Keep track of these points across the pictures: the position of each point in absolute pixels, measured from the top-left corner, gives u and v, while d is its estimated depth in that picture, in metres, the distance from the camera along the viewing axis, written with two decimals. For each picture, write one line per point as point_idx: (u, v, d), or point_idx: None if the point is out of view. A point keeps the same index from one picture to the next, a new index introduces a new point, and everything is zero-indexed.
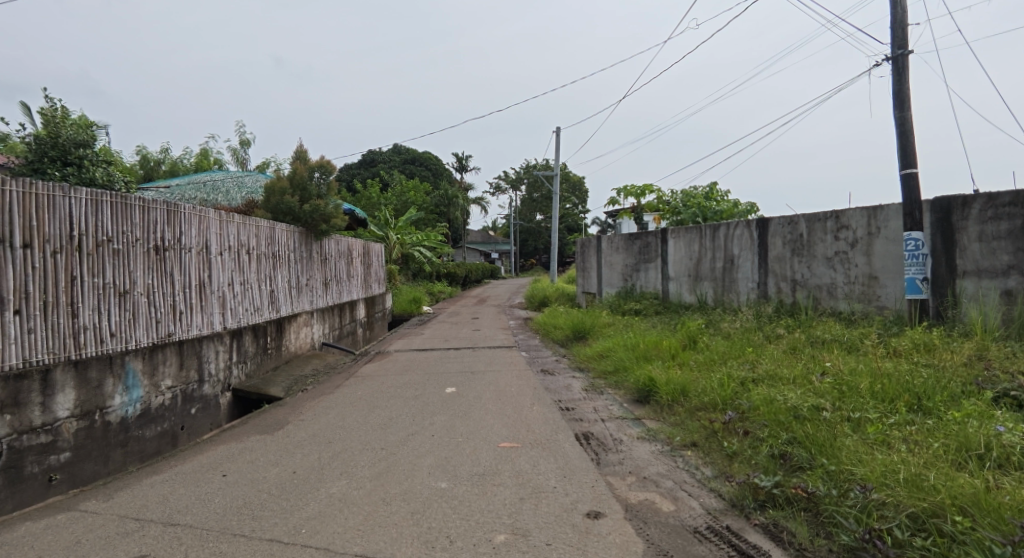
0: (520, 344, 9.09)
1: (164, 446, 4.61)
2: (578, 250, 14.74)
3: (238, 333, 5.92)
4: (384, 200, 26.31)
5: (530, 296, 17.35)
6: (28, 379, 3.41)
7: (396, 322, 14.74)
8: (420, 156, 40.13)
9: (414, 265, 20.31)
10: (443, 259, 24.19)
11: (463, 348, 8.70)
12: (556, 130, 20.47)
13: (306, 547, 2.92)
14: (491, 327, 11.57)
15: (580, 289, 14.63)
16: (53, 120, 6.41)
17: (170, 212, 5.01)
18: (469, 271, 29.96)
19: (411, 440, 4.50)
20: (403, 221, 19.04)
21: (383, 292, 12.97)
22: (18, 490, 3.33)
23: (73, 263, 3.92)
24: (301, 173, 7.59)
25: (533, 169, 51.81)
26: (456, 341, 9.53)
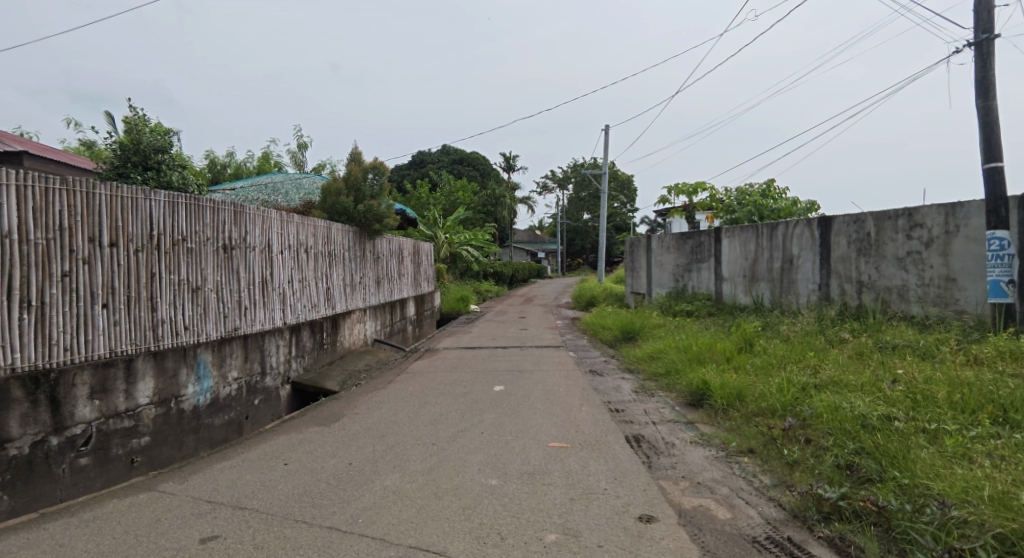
0: (568, 344, 9.04)
1: (231, 434, 4.88)
2: (626, 250, 14.53)
3: (297, 328, 6.18)
4: (432, 200, 26.82)
5: (576, 295, 17.24)
6: (114, 367, 3.76)
7: (444, 320, 15.00)
8: (468, 155, 40.64)
9: (461, 264, 20.60)
10: (490, 258, 24.39)
11: (510, 347, 8.75)
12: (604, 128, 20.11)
13: (363, 536, 3.03)
14: (538, 326, 11.58)
15: (629, 289, 14.41)
16: (136, 128, 6.91)
17: (237, 212, 5.28)
18: (515, 270, 30.08)
19: (461, 436, 4.57)
20: (452, 221, 19.32)
21: (432, 291, 13.22)
22: (105, 470, 3.67)
23: (152, 261, 4.24)
24: (356, 174, 7.80)
25: (580, 168, 51.52)
26: (504, 340, 9.59)
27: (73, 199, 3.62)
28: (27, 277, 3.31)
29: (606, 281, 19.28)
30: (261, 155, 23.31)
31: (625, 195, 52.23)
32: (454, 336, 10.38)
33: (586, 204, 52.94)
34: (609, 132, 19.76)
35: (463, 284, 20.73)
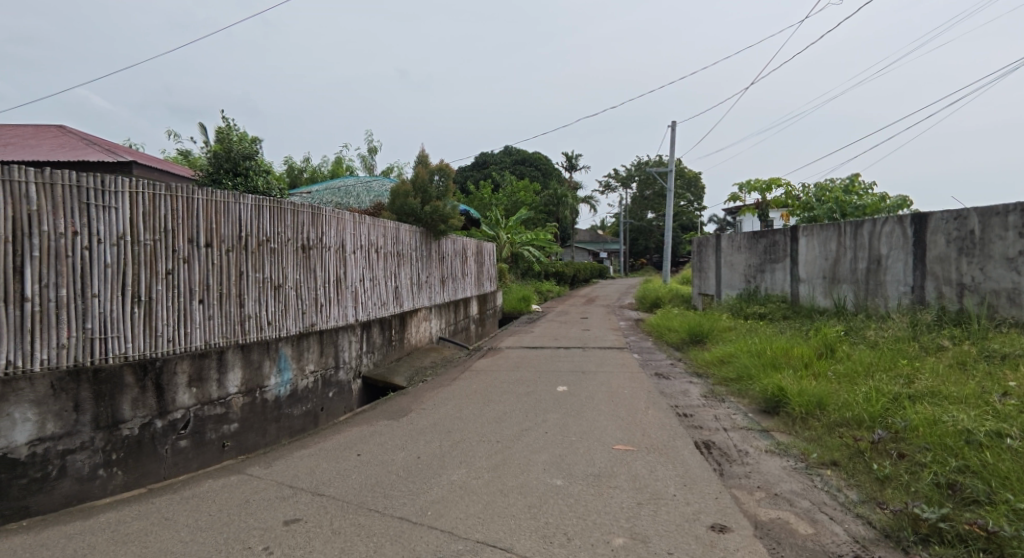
0: (632, 345, 8.86)
1: (308, 424, 5.16)
2: (694, 250, 14.06)
3: (368, 325, 6.44)
4: (494, 200, 27.16)
5: (640, 296, 16.91)
6: (208, 358, 4.15)
7: (505, 319, 15.14)
8: (531, 155, 40.96)
9: (522, 264, 20.72)
10: (551, 258, 24.41)
11: (573, 347, 8.70)
12: (673, 126, 18.76)
13: (432, 528, 3.11)
14: (600, 327, 11.43)
15: (697, 290, 13.94)
16: (227, 138, 7.46)
17: (315, 214, 5.59)
18: (577, 270, 29.78)
19: (525, 435, 4.60)
20: (513, 221, 19.47)
21: (495, 290, 13.39)
22: (201, 452, 4.06)
23: (241, 260, 4.60)
24: (423, 176, 8.02)
25: (644, 165, 50.59)
26: (566, 340, 9.55)
27: (175, 204, 4.04)
28: (137, 275, 3.77)
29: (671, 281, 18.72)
30: (334, 160, 24.56)
31: (692, 194, 50.60)
32: (516, 335, 10.46)
33: (650, 202, 51.55)
34: (676, 127, 19.09)
35: (524, 284, 20.87)
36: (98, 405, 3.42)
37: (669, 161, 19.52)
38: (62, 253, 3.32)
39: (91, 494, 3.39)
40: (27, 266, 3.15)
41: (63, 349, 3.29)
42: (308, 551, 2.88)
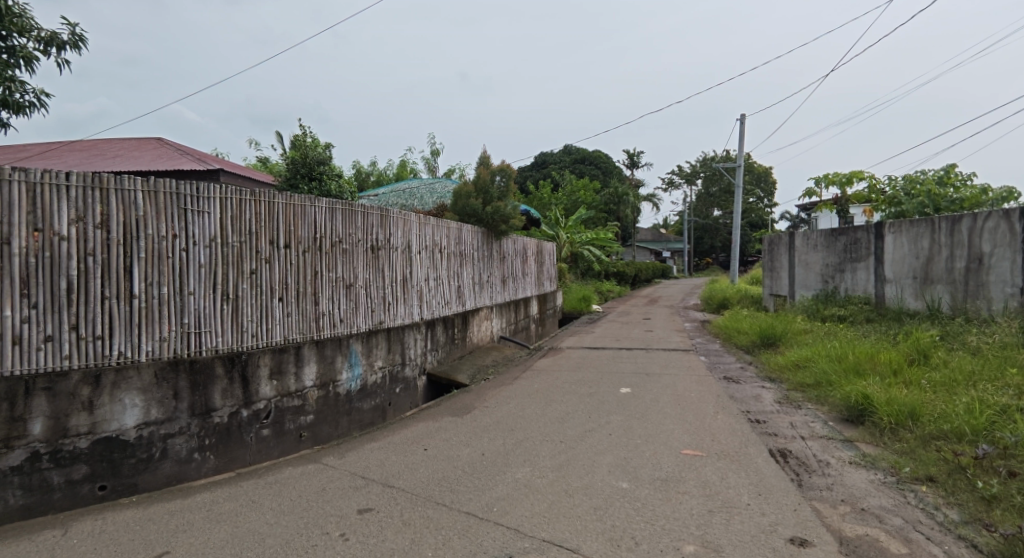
0: (699, 348, 8.57)
1: (377, 418, 5.36)
2: (764, 248, 13.42)
3: (432, 323, 6.61)
4: (553, 200, 27.08)
5: (706, 297, 16.34)
6: (287, 353, 4.41)
7: (565, 319, 15.05)
8: (591, 155, 40.74)
9: (582, 264, 20.52)
10: (611, 258, 24.04)
11: (636, 348, 8.52)
12: (742, 119, 17.94)
13: (499, 525, 3.15)
14: (664, 328, 11.12)
15: (768, 290, 13.28)
16: (304, 145, 7.89)
17: (383, 216, 5.79)
18: (639, 270, 29.06)
19: (589, 437, 4.55)
20: (573, 221, 19.34)
21: (554, 290, 13.36)
22: (281, 441, 4.32)
23: (316, 260, 4.85)
24: (484, 177, 8.11)
25: (710, 161, 48.88)
26: (628, 341, 9.38)
27: (259, 208, 4.33)
28: (226, 275, 4.09)
29: (739, 281, 17.90)
30: (400, 164, 25.35)
31: (759, 190, 48.22)
32: (577, 336, 10.38)
33: (715, 199, 49.50)
34: (746, 119, 18.23)
35: (584, 283, 20.69)
36: (194, 394, 3.77)
37: (738, 156, 18.68)
38: (163, 255, 3.71)
39: (188, 475, 3.74)
40: (135, 266, 3.57)
41: (164, 341, 3.68)
42: (381, 540, 2.99)
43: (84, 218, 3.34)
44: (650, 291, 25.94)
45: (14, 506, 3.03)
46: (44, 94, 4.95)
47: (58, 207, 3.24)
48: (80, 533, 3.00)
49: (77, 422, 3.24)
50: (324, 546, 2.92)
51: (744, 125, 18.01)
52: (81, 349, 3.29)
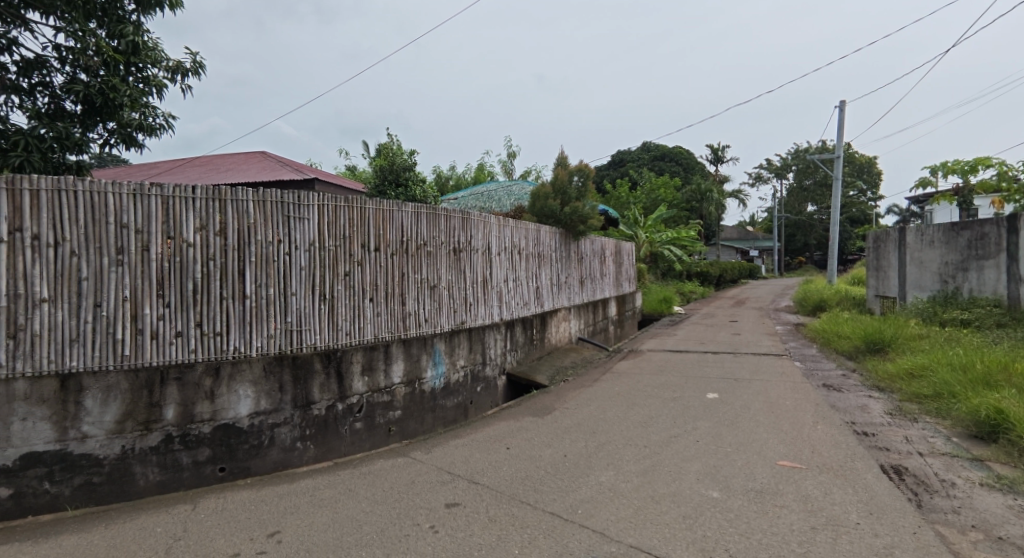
0: (793, 353, 8.01)
1: (459, 416, 5.51)
2: (868, 246, 12.31)
3: (512, 324, 6.70)
4: (631, 198, 26.50)
5: (800, 299, 15.25)
6: (377, 350, 4.66)
7: (644, 320, 14.67)
8: (672, 151, 39.58)
9: (662, 264, 19.91)
10: (693, 257, 23.11)
11: (722, 352, 8.12)
12: (841, 105, 16.54)
13: (584, 527, 3.13)
14: (753, 331, 10.50)
15: (873, 291, 12.16)
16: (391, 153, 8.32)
17: (464, 219, 5.95)
18: (724, 270, 27.64)
19: (675, 442, 4.41)
20: (653, 219, 18.85)
21: (634, 291, 13.06)
22: (372, 434, 4.56)
23: (403, 262, 5.08)
24: (562, 178, 8.09)
25: (805, 153, 45.60)
26: (714, 344, 8.97)
27: (352, 213, 4.60)
28: (325, 277, 4.40)
29: (839, 282, 16.52)
30: (477, 167, 25.99)
31: (860, 182, 44.13)
32: (659, 338, 10.08)
33: (809, 193, 46.10)
34: (844, 105, 16.77)
35: (665, 284, 20.06)
36: (296, 387, 4.08)
37: (836, 147, 17.23)
38: (270, 259, 4.06)
39: (292, 462, 4.06)
40: (247, 269, 3.94)
41: (271, 338, 4.02)
42: (468, 534, 3.08)
43: (206, 226, 3.77)
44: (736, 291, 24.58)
45: (152, 481, 3.49)
46: (172, 117, 5.57)
47: (186, 218, 3.69)
48: (206, 508, 3.36)
49: (201, 409, 3.65)
50: (415, 536, 3.05)
51: (842, 111, 16.59)
52: (204, 344, 3.71)
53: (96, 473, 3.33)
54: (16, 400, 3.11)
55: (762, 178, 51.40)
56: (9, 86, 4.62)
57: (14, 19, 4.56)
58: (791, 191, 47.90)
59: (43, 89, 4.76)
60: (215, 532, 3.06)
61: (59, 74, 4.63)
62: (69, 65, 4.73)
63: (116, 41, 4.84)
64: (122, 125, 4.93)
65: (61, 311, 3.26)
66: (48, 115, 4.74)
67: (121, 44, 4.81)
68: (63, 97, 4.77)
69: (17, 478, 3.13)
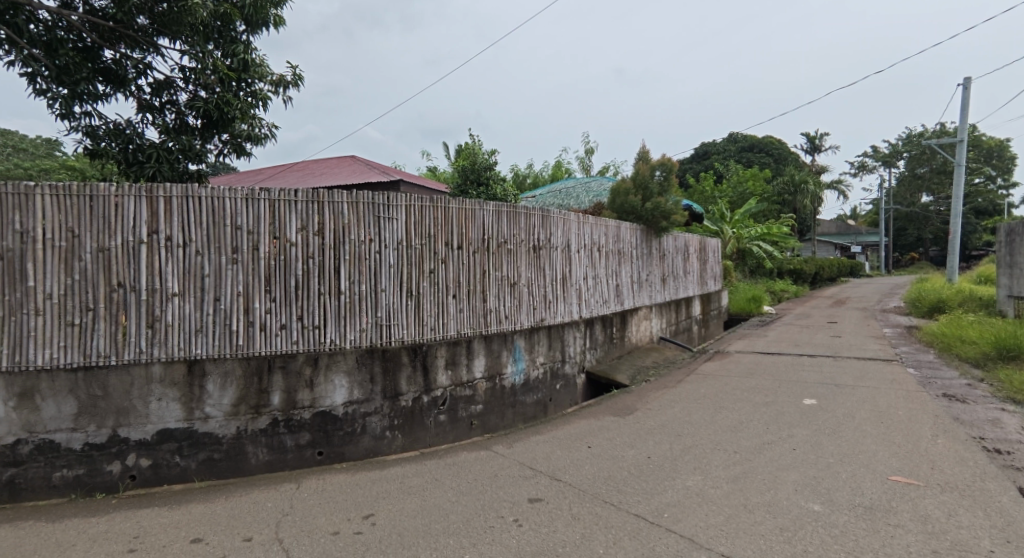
0: (905, 358, 7.27)
1: (539, 412, 5.54)
2: (999, 240, 10.91)
3: (591, 322, 6.64)
4: (714, 192, 25.34)
5: (911, 300, 13.82)
6: (460, 346, 4.79)
7: (730, 320, 13.96)
8: (762, 142, 37.57)
9: (750, 261, 18.84)
10: (784, 254, 21.64)
11: (821, 356, 7.54)
12: (965, 83, 14.71)
13: (671, 532, 3.03)
14: (855, 334, 9.64)
15: (1004, 292, 10.75)
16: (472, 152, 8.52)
17: (544, 217, 5.96)
18: (820, 268, 25.53)
19: (768, 450, 4.16)
20: (741, 214, 17.96)
21: (719, 290, 12.45)
22: (455, 427, 4.70)
23: (485, 260, 5.18)
24: (644, 172, 7.92)
25: (921, 139, 41.05)
26: (810, 347, 8.35)
27: (437, 213, 4.77)
28: (412, 274, 4.59)
29: (960, 281, 14.74)
30: (555, 164, 26.00)
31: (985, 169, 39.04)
32: (747, 339, 9.54)
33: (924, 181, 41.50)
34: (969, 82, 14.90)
35: (753, 282, 18.97)
36: (386, 379, 4.30)
37: (958, 130, 15.35)
38: (362, 257, 4.30)
39: (382, 449, 4.28)
40: (342, 266, 4.20)
41: (363, 331, 4.25)
42: (553, 530, 3.09)
43: (307, 226, 4.05)
44: (834, 291, 22.64)
45: (261, 460, 3.82)
46: (275, 127, 6.06)
47: (289, 219, 3.99)
48: (308, 488, 3.62)
49: (302, 396, 3.94)
50: (500, 528, 3.10)
51: (966, 89, 14.76)
52: (305, 336, 4.00)
53: (216, 450, 3.70)
54: (153, 381, 3.55)
55: (866, 168, 46.99)
56: (145, 105, 5.25)
57: (148, 45, 5.17)
58: (900, 180, 43.34)
59: (170, 106, 5.36)
60: (318, 511, 3.29)
61: (184, 93, 5.18)
62: (192, 84, 5.28)
63: (229, 60, 5.34)
64: (234, 136, 5.44)
65: (188, 303, 3.67)
66: (175, 130, 5.33)
67: (233, 62, 5.29)
68: (187, 113, 5.33)
69: (154, 450, 3.56)
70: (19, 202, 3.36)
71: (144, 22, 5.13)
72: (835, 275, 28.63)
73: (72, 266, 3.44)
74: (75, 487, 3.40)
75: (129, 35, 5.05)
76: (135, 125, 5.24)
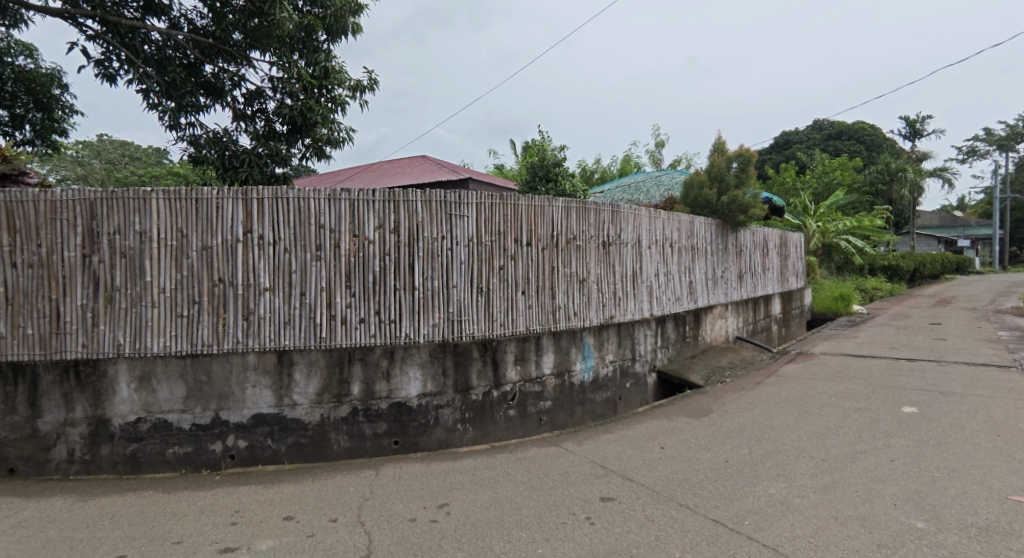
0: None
1: (609, 411, 5.47)
2: None
3: (663, 320, 6.46)
4: (795, 183, 23.85)
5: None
6: (529, 342, 4.82)
7: (813, 320, 13.08)
8: (850, 128, 34.89)
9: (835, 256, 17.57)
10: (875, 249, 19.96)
11: (921, 360, 6.89)
12: None
13: (753, 540, 2.89)
14: (963, 337, 8.71)
15: None
16: (541, 149, 8.53)
17: (614, 212, 5.86)
18: (920, 264, 23.26)
19: (861, 459, 3.86)
20: (826, 206, 16.78)
21: (802, 287, 11.70)
22: (525, 422, 4.74)
23: (553, 257, 5.17)
24: (720, 164, 7.76)
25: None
26: (908, 350, 7.66)
27: (507, 210, 4.81)
28: (482, 270, 4.66)
29: None
30: (623, 159, 25.50)
31: None
32: (834, 341, 8.90)
33: None
34: None
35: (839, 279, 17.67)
36: (457, 372, 4.40)
37: None
38: (435, 254, 4.42)
39: (454, 441, 4.39)
40: (416, 263, 4.34)
41: (436, 326, 4.37)
42: (626, 530, 3.04)
43: (383, 225, 4.23)
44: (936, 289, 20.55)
45: (343, 446, 4.03)
46: (352, 131, 6.35)
47: (368, 218, 4.18)
48: (386, 475, 3.79)
49: (380, 387, 4.12)
50: (572, 525, 3.09)
51: None
52: (382, 329, 4.17)
53: (303, 435, 3.94)
54: (248, 368, 3.84)
55: (976, 153, 42.24)
56: (239, 114, 5.69)
57: (242, 58, 5.59)
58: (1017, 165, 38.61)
59: (261, 114, 5.77)
60: (396, 498, 3.43)
61: (273, 101, 5.55)
62: (279, 93, 5.65)
63: (311, 68, 5.66)
64: (316, 140, 5.76)
65: (278, 297, 3.94)
66: (264, 136, 5.73)
67: (315, 70, 5.60)
68: (274, 120, 5.71)
69: (250, 433, 3.85)
70: (138, 205, 3.74)
71: (238, 37, 5.57)
72: (937, 270, 25.98)
73: (181, 263, 3.80)
74: (185, 463, 3.75)
75: (226, 50, 5.50)
76: (230, 133, 5.68)
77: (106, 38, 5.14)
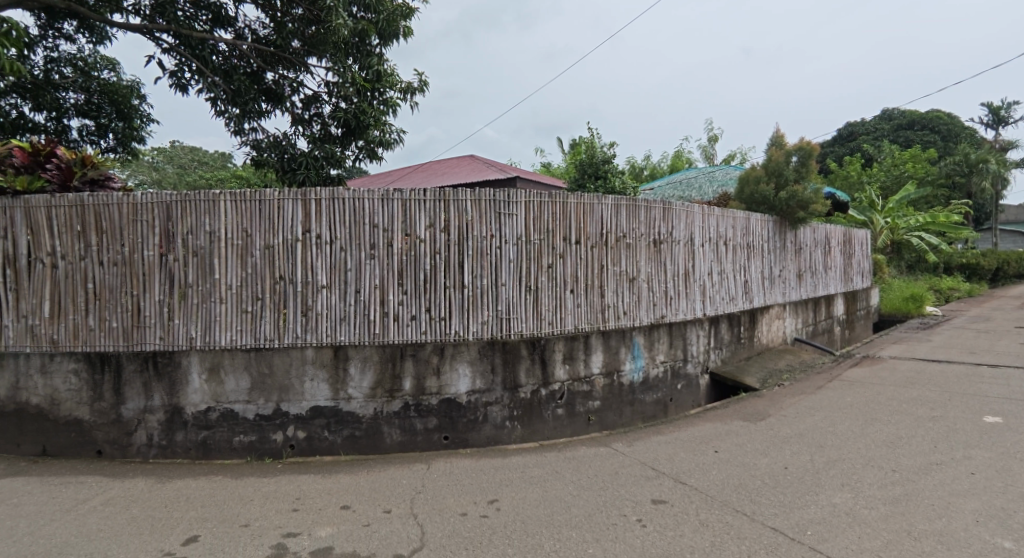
0: None
1: (659, 412, 5.36)
2: None
3: (716, 320, 6.26)
4: (859, 177, 22.55)
5: None
6: (577, 340, 4.79)
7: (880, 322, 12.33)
8: (921, 117, 32.65)
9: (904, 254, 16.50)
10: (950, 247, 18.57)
11: (1005, 367, 6.36)
12: None
13: (816, 550, 2.76)
14: None
15: None
16: (589, 146, 8.45)
17: (665, 209, 5.72)
18: (1004, 261, 21.40)
19: (936, 471, 3.61)
20: (894, 201, 15.75)
21: (867, 287, 11.04)
22: (573, 421, 4.71)
23: (602, 255, 5.10)
24: (778, 158, 7.39)
25: None
26: (990, 356, 7.08)
27: (556, 208, 4.79)
28: (531, 269, 4.66)
29: None
30: (672, 155, 24.90)
31: None
32: (904, 344, 8.35)
33: None
34: None
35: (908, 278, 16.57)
36: (506, 370, 4.43)
37: None
38: (484, 252, 4.46)
39: (503, 438, 4.42)
40: (466, 261, 4.40)
41: (485, 324, 4.41)
42: (679, 534, 2.97)
43: (434, 224, 4.30)
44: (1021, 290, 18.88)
45: (395, 440, 4.14)
46: (403, 132, 6.51)
47: (419, 218, 4.26)
48: (437, 470, 3.86)
49: (430, 383, 4.20)
50: (623, 527, 3.05)
51: None
52: (432, 327, 4.25)
53: (357, 428, 4.08)
54: (307, 362, 4.01)
55: None
56: (297, 119, 5.94)
57: (300, 65, 5.83)
58: None
59: (317, 118, 5.99)
60: (447, 492, 3.49)
61: (329, 105, 5.76)
62: (335, 97, 5.85)
63: (365, 72, 5.84)
64: (369, 142, 5.93)
65: (334, 294, 4.08)
66: (320, 139, 5.95)
67: (368, 73, 5.77)
68: (330, 124, 5.92)
69: (309, 424, 4.02)
70: (208, 207, 3.97)
71: (297, 45, 5.82)
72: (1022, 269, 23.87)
73: (246, 261, 4.00)
74: (250, 451, 3.96)
75: (285, 58, 5.75)
76: (289, 137, 5.93)
77: (179, 50, 5.49)
